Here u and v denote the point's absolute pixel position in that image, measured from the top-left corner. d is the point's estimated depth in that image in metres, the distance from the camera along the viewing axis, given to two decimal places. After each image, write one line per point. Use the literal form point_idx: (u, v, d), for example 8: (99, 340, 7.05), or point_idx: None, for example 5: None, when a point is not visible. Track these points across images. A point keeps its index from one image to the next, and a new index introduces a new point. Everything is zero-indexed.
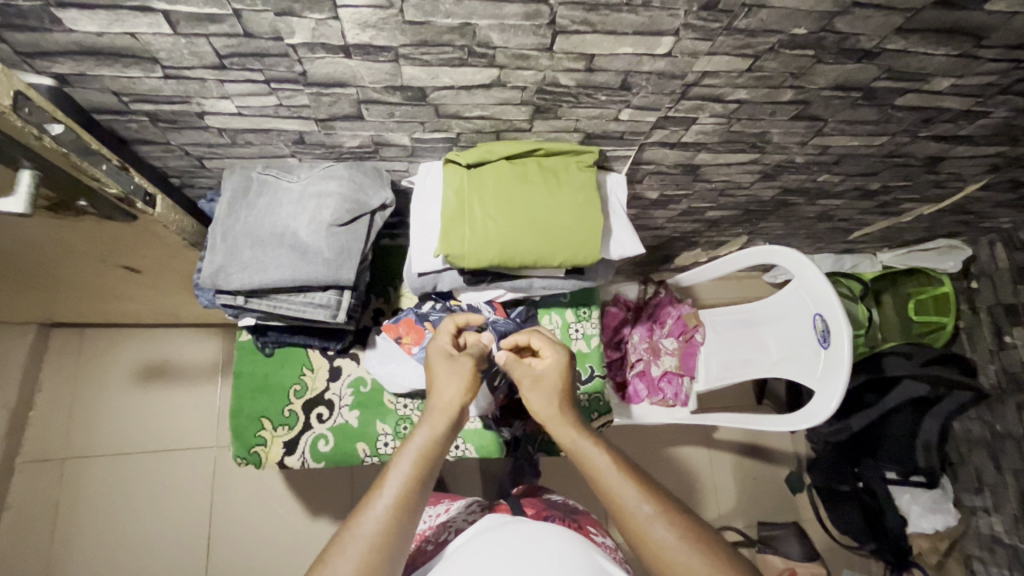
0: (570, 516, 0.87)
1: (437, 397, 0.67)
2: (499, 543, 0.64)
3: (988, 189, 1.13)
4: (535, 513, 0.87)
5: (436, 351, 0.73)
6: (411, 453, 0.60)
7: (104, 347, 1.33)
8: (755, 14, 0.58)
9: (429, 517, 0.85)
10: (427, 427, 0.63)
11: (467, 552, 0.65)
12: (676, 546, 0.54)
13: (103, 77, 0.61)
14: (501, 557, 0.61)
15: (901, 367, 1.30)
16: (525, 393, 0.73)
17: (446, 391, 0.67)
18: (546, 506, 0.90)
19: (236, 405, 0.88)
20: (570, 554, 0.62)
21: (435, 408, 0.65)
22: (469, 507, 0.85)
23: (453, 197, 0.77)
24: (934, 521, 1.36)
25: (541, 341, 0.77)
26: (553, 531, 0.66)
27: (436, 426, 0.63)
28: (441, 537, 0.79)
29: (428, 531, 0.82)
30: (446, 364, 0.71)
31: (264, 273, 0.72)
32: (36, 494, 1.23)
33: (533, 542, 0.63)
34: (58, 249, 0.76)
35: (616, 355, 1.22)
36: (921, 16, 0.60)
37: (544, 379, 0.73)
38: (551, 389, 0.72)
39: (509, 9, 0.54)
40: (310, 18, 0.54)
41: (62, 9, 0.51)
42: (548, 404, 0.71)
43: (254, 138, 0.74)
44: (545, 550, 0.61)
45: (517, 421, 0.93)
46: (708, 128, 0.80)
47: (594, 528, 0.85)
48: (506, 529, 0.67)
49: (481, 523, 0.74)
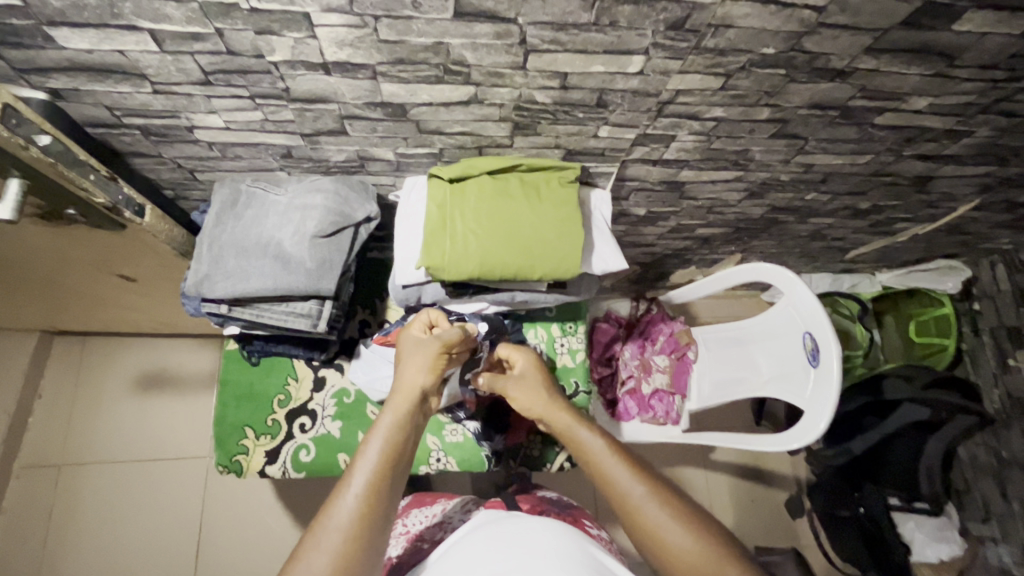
0: (565, 511, 0.86)
1: (404, 380, 0.68)
2: (496, 536, 0.64)
3: (983, 210, 1.12)
4: (532, 508, 0.84)
5: (409, 338, 0.74)
6: (380, 438, 0.61)
7: (105, 356, 1.35)
8: (721, 34, 0.59)
9: (427, 518, 0.83)
10: (392, 412, 0.64)
11: (464, 549, 0.65)
12: (670, 527, 0.56)
13: (95, 92, 0.64)
14: (499, 548, 0.61)
15: (900, 390, 1.25)
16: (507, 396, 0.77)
17: (410, 375, 0.68)
18: (541, 501, 0.88)
19: (220, 413, 0.90)
20: (565, 546, 0.62)
21: (400, 392, 0.66)
22: (464, 506, 0.84)
23: (435, 211, 0.78)
24: (939, 551, 1.30)
25: (508, 348, 0.80)
26: (552, 529, 0.65)
27: (400, 410, 0.64)
28: (437, 536, 0.78)
29: (424, 530, 0.80)
30: (415, 348, 0.71)
31: (247, 282, 0.74)
32: (31, 501, 1.24)
33: (531, 534, 0.63)
34: (52, 257, 0.79)
35: (607, 372, 1.21)
36: (888, 36, 0.61)
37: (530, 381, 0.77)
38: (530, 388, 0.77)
39: (479, 28, 0.56)
40: (289, 37, 0.56)
41: (54, 28, 0.54)
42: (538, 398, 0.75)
43: (243, 152, 0.77)
44: (541, 541, 0.62)
45: (497, 435, 0.92)
46: (689, 145, 0.81)
47: (588, 520, 0.85)
48: (504, 525, 0.66)
49: (476, 519, 0.74)
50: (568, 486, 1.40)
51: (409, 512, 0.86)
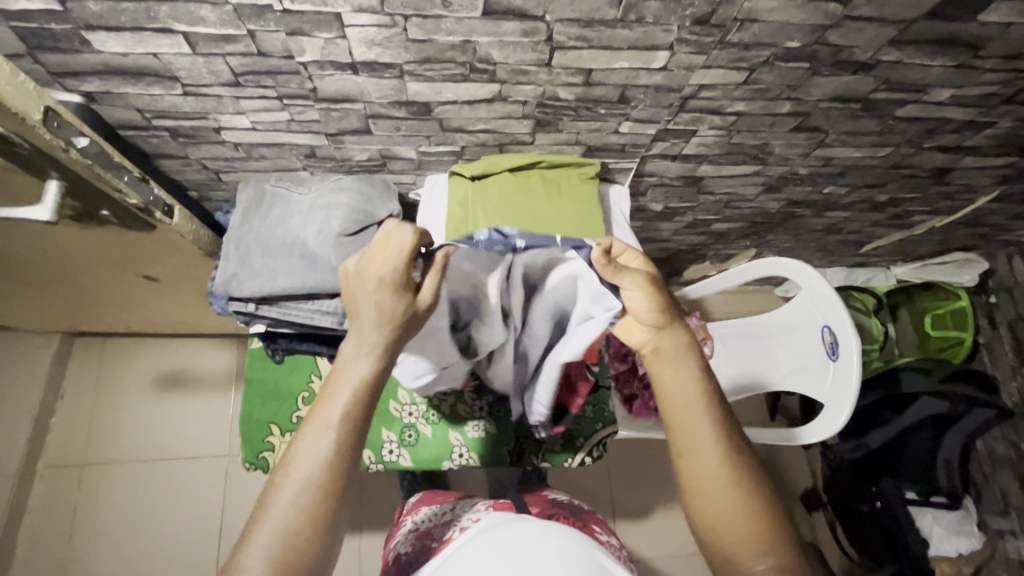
0: (576, 515, 0.87)
1: (366, 316, 0.57)
2: (508, 540, 0.63)
3: (1002, 201, 1.11)
4: (541, 511, 0.85)
5: (362, 277, 0.58)
6: (341, 399, 0.55)
7: (124, 356, 1.37)
8: (747, 28, 0.59)
9: (436, 516, 0.84)
10: (364, 365, 0.56)
11: (475, 548, 0.64)
12: (725, 489, 0.57)
13: (127, 95, 0.65)
14: (506, 552, 0.61)
15: (918, 384, 1.25)
16: (625, 292, 0.64)
17: (375, 315, 0.57)
18: (551, 504, 0.88)
19: (245, 411, 0.91)
20: (574, 553, 0.62)
21: (365, 334, 0.56)
22: (473, 502, 0.85)
23: (457, 209, 0.79)
24: (957, 544, 1.28)
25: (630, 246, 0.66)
26: (563, 533, 0.64)
27: (372, 360, 0.56)
28: (446, 535, 0.77)
29: (433, 528, 0.81)
30: (375, 293, 0.57)
31: (275, 282, 0.75)
32: (55, 500, 1.26)
33: (540, 539, 0.63)
34: (82, 257, 0.80)
35: (622, 367, 1.11)
36: (914, 28, 0.61)
37: (658, 289, 0.64)
38: (657, 298, 0.64)
39: (507, 26, 0.57)
40: (320, 37, 0.57)
41: (91, 32, 0.55)
42: (654, 313, 0.64)
43: (268, 152, 0.78)
44: (553, 550, 0.61)
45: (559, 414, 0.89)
46: (708, 140, 0.81)
47: (598, 526, 0.85)
48: (512, 526, 0.65)
49: (485, 521, 0.73)
50: (584, 481, 1.40)
51: (419, 511, 0.87)
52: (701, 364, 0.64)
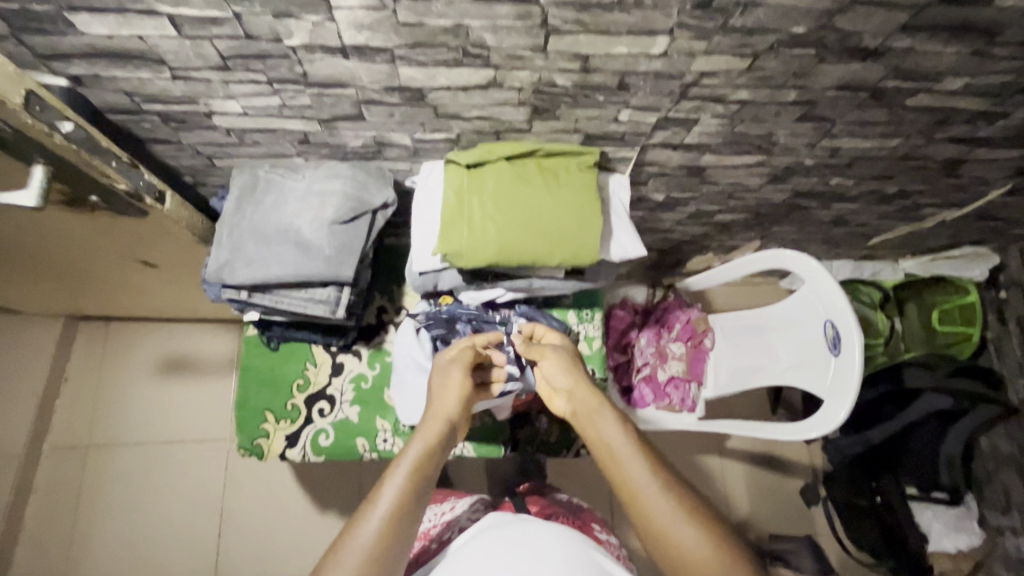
0: (574, 514, 0.86)
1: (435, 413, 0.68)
2: (506, 544, 0.62)
3: (1014, 194, 1.08)
4: (540, 510, 0.85)
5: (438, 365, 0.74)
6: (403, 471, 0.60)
7: (127, 340, 1.38)
8: (750, 13, 0.57)
9: (435, 515, 0.83)
10: (420, 441, 0.63)
11: (473, 551, 0.63)
12: (678, 523, 0.55)
13: (116, 78, 0.64)
14: (504, 557, 0.60)
15: (923, 379, 1.21)
16: (540, 362, 0.76)
17: (446, 399, 0.70)
18: (550, 503, 0.89)
19: (241, 397, 0.91)
20: (573, 557, 0.61)
21: (432, 417, 0.68)
22: (473, 506, 0.84)
23: (453, 197, 0.77)
24: (957, 540, 1.27)
25: (544, 328, 0.80)
26: (562, 538, 0.63)
27: (430, 435, 0.65)
28: (445, 536, 0.78)
29: (433, 529, 0.80)
30: (446, 375, 0.73)
31: (267, 269, 0.74)
32: (61, 481, 1.28)
33: (538, 543, 0.62)
34: (77, 243, 0.80)
35: (622, 359, 1.20)
36: (926, 13, 0.58)
37: (567, 355, 0.75)
38: (566, 360, 0.74)
39: (500, 9, 0.55)
40: (308, 20, 0.56)
41: (74, 13, 0.54)
42: (567, 375, 0.72)
43: (262, 138, 0.77)
44: (551, 553, 0.60)
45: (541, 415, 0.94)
46: (711, 129, 0.79)
47: (597, 524, 0.85)
48: (511, 530, 0.65)
49: (484, 522, 0.72)
50: (582, 470, 1.40)
51: None
52: (619, 413, 0.66)
